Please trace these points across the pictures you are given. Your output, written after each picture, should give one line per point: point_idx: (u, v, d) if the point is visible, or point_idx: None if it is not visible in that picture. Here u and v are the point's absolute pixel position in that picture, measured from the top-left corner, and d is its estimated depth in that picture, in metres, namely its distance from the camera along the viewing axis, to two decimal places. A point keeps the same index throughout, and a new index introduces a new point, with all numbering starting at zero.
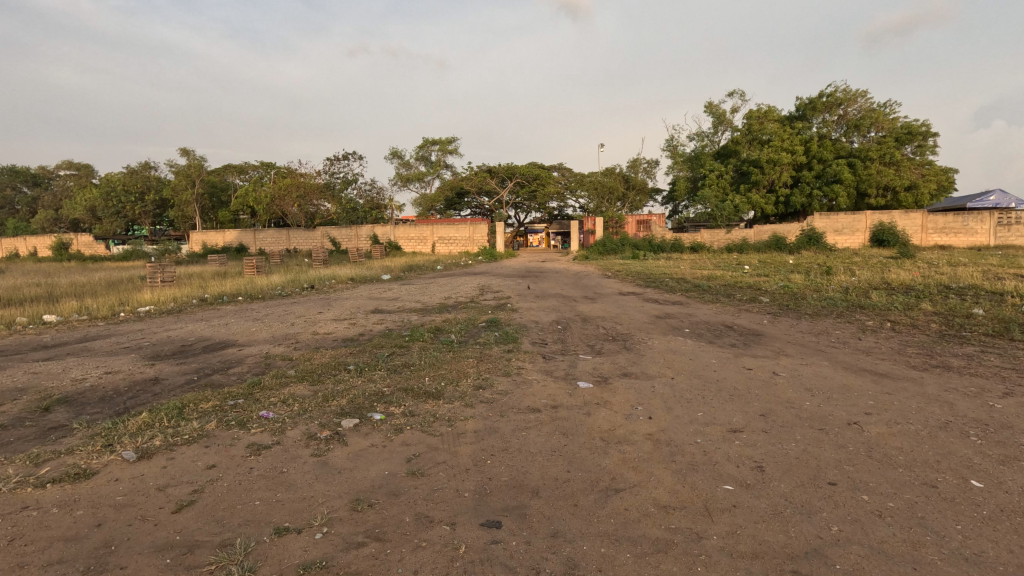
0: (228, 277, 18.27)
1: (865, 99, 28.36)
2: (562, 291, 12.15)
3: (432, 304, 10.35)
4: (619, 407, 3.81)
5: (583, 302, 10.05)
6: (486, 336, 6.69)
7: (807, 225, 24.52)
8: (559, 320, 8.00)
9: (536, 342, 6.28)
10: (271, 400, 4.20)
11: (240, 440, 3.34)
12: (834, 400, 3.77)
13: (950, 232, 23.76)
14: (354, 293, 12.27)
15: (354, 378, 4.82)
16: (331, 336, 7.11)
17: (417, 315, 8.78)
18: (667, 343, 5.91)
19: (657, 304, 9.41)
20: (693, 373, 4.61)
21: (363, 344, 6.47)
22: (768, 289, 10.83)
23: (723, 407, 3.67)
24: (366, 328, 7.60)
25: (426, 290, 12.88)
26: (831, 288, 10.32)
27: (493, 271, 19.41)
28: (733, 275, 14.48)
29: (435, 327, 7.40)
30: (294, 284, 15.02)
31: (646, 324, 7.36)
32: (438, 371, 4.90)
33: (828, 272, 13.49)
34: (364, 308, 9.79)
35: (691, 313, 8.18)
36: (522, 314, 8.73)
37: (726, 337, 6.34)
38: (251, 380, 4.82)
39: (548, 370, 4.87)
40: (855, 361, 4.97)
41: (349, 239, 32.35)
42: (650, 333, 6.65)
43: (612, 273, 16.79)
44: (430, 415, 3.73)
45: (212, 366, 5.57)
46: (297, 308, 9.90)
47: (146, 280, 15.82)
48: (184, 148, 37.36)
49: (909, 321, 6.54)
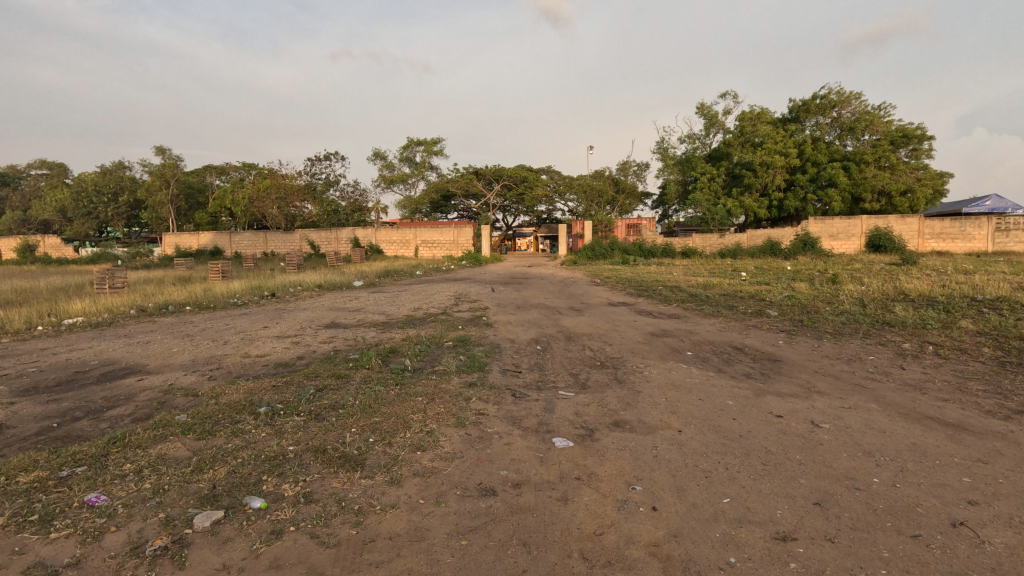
0: (187, 283, 16.89)
1: (859, 101, 27.76)
2: (547, 300, 11.05)
3: (398, 316, 9.16)
4: (608, 486, 2.66)
5: (568, 314, 8.91)
6: (448, 362, 5.51)
7: (802, 230, 23.68)
8: (538, 339, 6.83)
9: (508, 372, 5.11)
10: (120, 470, 2.96)
11: (22, 558, 2.14)
12: (910, 475, 2.66)
13: (948, 237, 23.01)
14: (315, 303, 11.06)
15: (258, 429, 3.61)
16: (262, 361, 5.87)
17: (376, 332, 7.59)
18: (668, 373, 4.80)
19: (651, 318, 8.30)
20: (707, 424, 3.49)
21: (293, 373, 5.24)
22: (774, 300, 9.79)
23: (760, 490, 2.55)
24: (307, 350, 6.37)
25: (397, 298, 11.67)
26: (843, 299, 9.27)
27: (476, 276, 18.22)
28: (732, 282, 13.47)
29: (389, 349, 6.20)
30: (255, 292, 13.75)
31: (640, 344, 6.25)
32: (370, 419, 3.71)
33: (834, 280, 12.50)
34: (319, 322, 8.56)
35: (692, 330, 7.07)
36: (497, 330, 7.57)
37: (736, 365, 5.21)
38: (115, 433, 3.55)
39: (515, 417, 3.69)
40: (910, 403, 3.86)
41: (329, 242, 30.96)
42: (644, 358, 5.50)
43: (601, 280, 15.71)
44: (333, 502, 2.55)
45: (86, 407, 4.29)
46: (242, 322, 8.65)
47: (94, 287, 14.41)
48: (159, 147, 35.83)
49: (956, 344, 5.44)
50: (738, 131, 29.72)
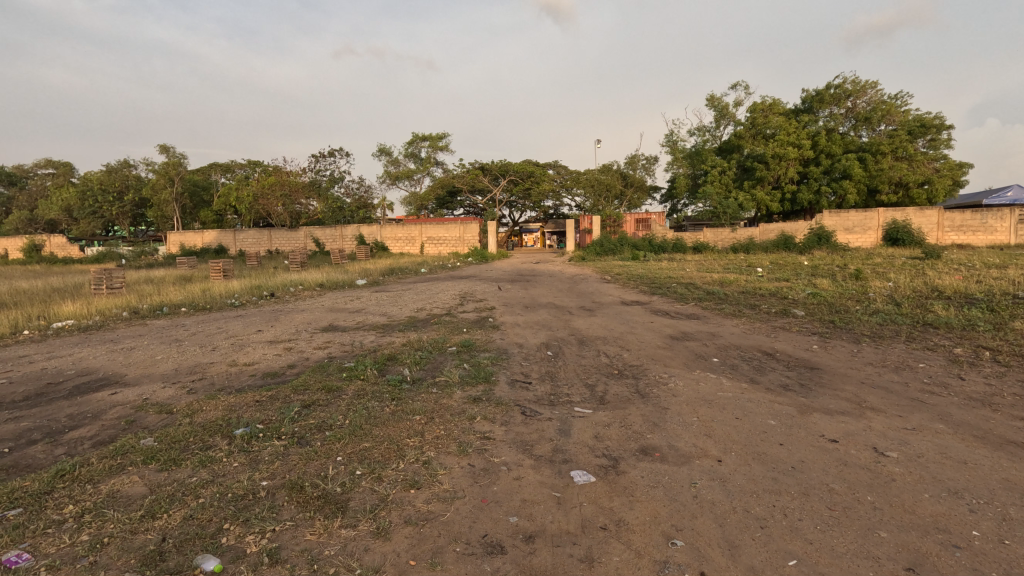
0: (187, 283, 16.50)
1: (875, 90, 26.93)
2: (556, 299, 10.54)
3: (400, 318, 8.68)
4: (643, 542, 2.17)
5: (579, 315, 8.39)
6: (452, 371, 5.01)
7: (817, 224, 22.98)
8: (548, 344, 6.32)
9: (517, 384, 4.62)
10: (58, 515, 2.50)
11: None
12: (1018, 526, 2.15)
13: (968, 230, 22.23)
14: (314, 304, 10.60)
15: (229, 457, 3.14)
16: (250, 371, 5.40)
17: (375, 336, 7.11)
18: (697, 384, 4.29)
19: (669, 319, 7.77)
20: (751, 451, 2.97)
21: (280, 386, 4.75)
22: (798, 298, 9.24)
23: (834, 549, 2.05)
24: (299, 358, 5.90)
25: (399, 298, 11.21)
26: (874, 297, 8.69)
27: (482, 274, 17.70)
28: (749, 279, 12.90)
29: (387, 356, 5.70)
30: (254, 292, 13.32)
31: (661, 349, 5.74)
32: (359, 445, 3.23)
33: (857, 276, 11.93)
34: (317, 325, 8.10)
35: (716, 333, 6.54)
36: (504, 333, 7.07)
37: (771, 375, 4.68)
38: (64, 464, 3.08)
39: (526, 443, 3.20)
40: (985, 423, 3.32)
41: (333, 239, 30.55)
42: (667, 366, 4.98)
43: (611, 277, 15.17)
44: (304, 564, 2.07)
45: (45, 429, 3.83)
46: (234, 325, 8.20)
47: (91, 288, 14.05)
48: (162, 145, 35.33)
49: (1014, 349, 4.88)
50: (749, 123, 28.98)
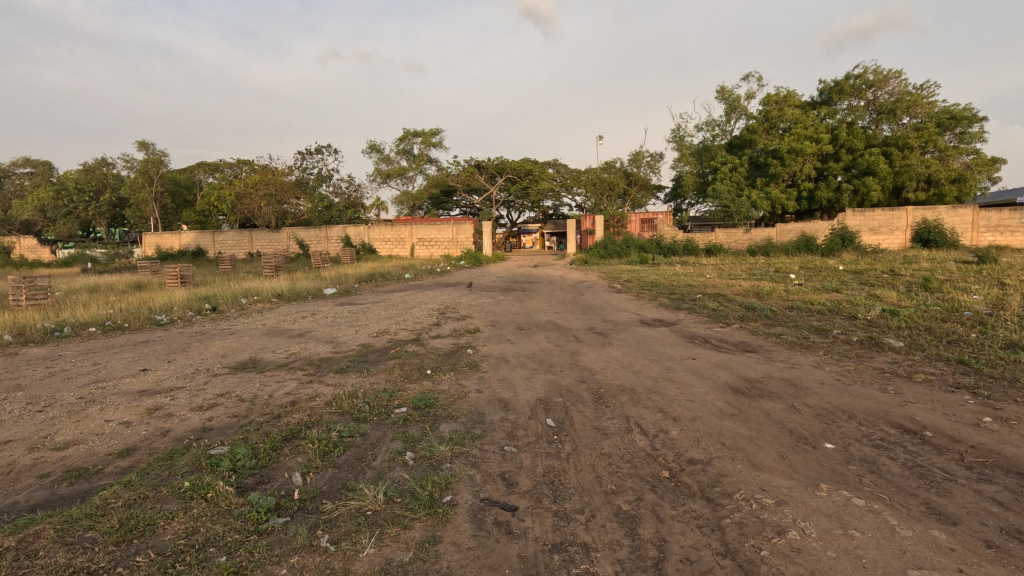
0: (134, 291, 14.30)
1: (899, 80, 24.82)
2: (558, 316, 8.41)
3: (351, 347, 6.46)
4: None
5: (588, 345, 6.17)
6: (380, 481, 2.79)
7: (840, 224, 20.76)
8: (547, 402, 4.11)
9: (488, 519, 2.42)
10: None
11: None
12: None
13: (1006, 231, 19.83)
14: (251, 323, 8.41)
15: None
16: (45, 467, 3.17)
17: (297, 383, 4.85)
18: (852, 540, 2.11)
19: (714, 353, 5.57)
20: None
21: (50, 516, 2.54)
22: (876, 318, 7.03)
23: None
24: (151, 434, 3.66)
25: (363, 314, 9.02)
26: (986, 318, 6.48)
27: (472, 280, 15.60)
28: (790, 289, 10.79)
29: (284, 436, 3.46)
30: (195, 305, 11.03)
31: (728, 420, 3.56)
32: None
33: (928, 285, 9.74)
34: (232, 361, 5.89)
35: (804, 384, 4.33)
36: (483, 378, 4.87)
37: (964, 501, 2.48)
38: None
39: None
40: None
41: (318, 241, 28.32)
42: (760, 468, 2.81)
43: (621, 284, 13.10)
44: None
45: None
46: (120, 360, 5.97)
47: (10, 301, 11.86)
48: (139, 141, 32.99)
49: None
50: (762, 116, 26.65)
